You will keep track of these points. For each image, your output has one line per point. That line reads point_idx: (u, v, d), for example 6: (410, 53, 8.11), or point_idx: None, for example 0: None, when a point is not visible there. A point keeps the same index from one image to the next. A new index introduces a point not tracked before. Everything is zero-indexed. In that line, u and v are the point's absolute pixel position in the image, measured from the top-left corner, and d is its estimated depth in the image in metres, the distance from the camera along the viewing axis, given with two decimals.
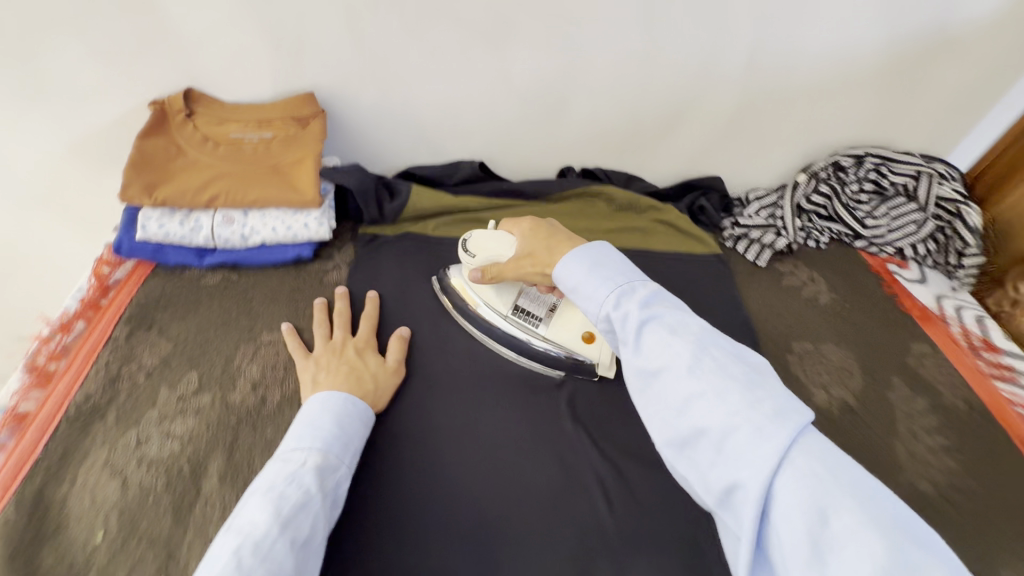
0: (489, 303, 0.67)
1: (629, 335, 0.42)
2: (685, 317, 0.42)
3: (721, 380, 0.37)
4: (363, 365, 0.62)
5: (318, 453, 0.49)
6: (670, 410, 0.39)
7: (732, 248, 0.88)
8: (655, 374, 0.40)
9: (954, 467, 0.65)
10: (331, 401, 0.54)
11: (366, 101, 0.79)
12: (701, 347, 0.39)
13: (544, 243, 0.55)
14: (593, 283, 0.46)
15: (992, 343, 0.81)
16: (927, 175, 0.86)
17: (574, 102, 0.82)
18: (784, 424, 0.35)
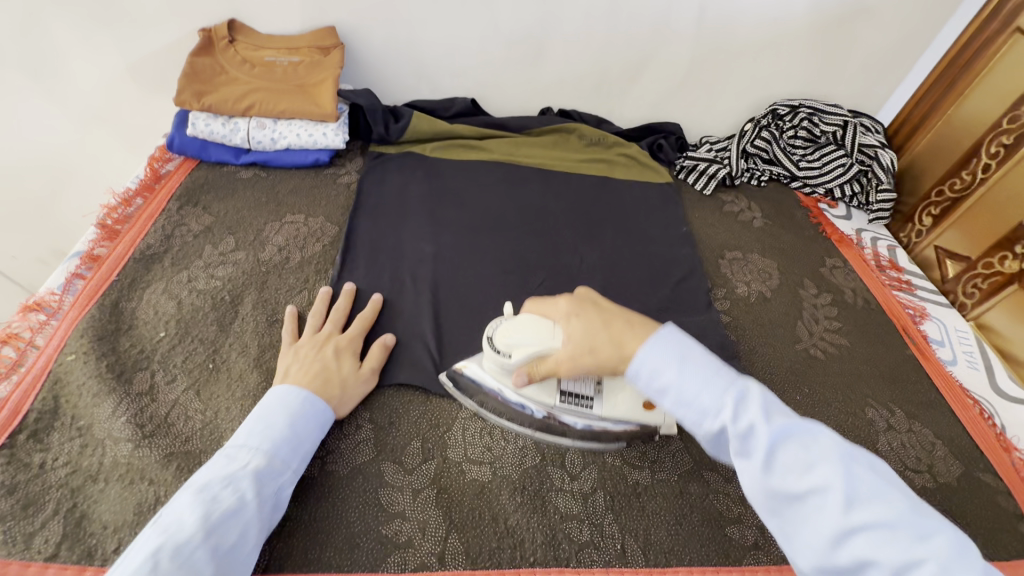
0: (533, 399, 0.58)
1: (756, 450, 0.42)
2: (809, 428, 0.43)
3: (873, 504, 0.39)
4: (334, 365, 0.60)
5: (262, 456, 0.49)
6: (825, 536, 0.39)
7: (683, 179, 1.04)
8: (800, 499, 0.41)
9: (844, 341, 0.79)
10: (287, 397, 0.54)
11: (378, 39, 0.94)
12: (845, 466, 0.40)
13: (608, 335, 0.52)
14: (699, 390, 0.46)
15: (897, 264, 0.96)
16: (852, 124, 1.02)
17: (553, 49, 0.98)
18: (960, 559, 0.36)
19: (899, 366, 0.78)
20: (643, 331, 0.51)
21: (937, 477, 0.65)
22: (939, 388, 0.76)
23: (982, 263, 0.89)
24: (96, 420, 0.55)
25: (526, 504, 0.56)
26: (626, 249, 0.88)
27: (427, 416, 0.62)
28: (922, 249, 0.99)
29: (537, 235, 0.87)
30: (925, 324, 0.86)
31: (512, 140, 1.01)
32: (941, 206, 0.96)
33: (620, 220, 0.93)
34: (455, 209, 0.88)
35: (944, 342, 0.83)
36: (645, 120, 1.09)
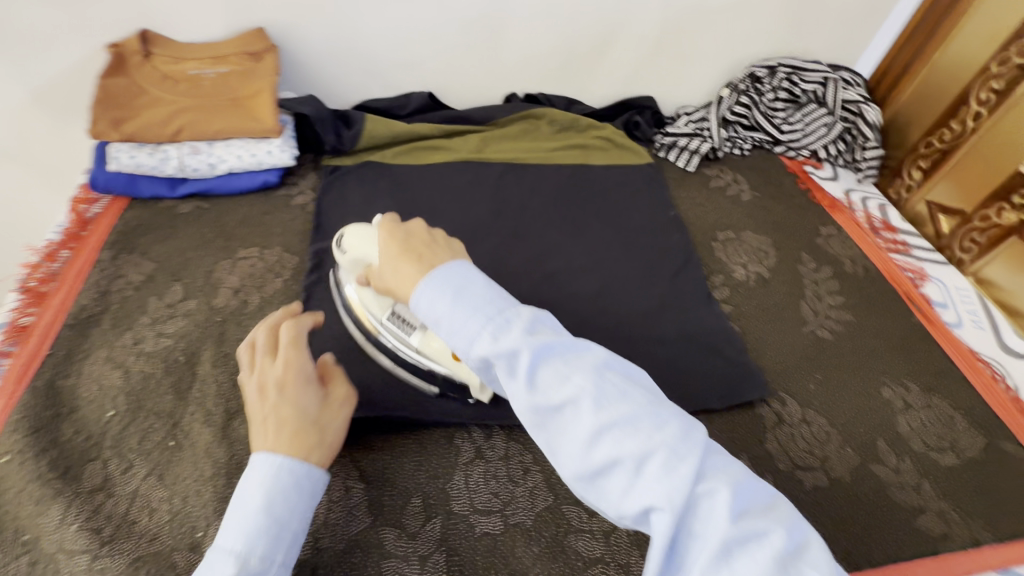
0: (367, 305, 0.59)
1: (519, 371, 0.37)
2: (574, 343, 0.39)
3: (622, 409, 0.35)
4: (301, 412, 0.47)
5: (237, 560, 0.40)
6: (577, 444, 0.35)
7: (665, 157, 0.98)
8: (559, 412, 0.36)
9: (849, 317, 0.76)
10: (258, 472, 0.43)
11: (316, 36, 0.84)
12: (599, 374, 0.37)
13: (392, 260, 0.47)
14: (458, 309, 0.40)
15: (890, 225, 0.92)
16: (833, 80, 0.97)
17: (510, 29, 0.89)
18: (689, 442, 0.35)
19: (908, 336, 0.75)
20: (430, 264, 0.44)
21: (962, 454, 0.63)
22: (952, 356, 0.73)
23: (980, 216, 0.85)
24: (46, 532, 0.48)
25: (545, 554, 0.51)
26: (615, 243, 0.82)
27: (424, 466, 0.56)
28: (915, 204, 0.95)
29: (520, 241, 0.80)
30: (926, 287, 0.83)
31: (478, 135, 0.92)
32: (930, 158, 0.92)
33: (604, 211, 0.87)
34: (425, 222, 0.81)
35: (948, 304, 0.81)
36: (617, 96, 1.02)
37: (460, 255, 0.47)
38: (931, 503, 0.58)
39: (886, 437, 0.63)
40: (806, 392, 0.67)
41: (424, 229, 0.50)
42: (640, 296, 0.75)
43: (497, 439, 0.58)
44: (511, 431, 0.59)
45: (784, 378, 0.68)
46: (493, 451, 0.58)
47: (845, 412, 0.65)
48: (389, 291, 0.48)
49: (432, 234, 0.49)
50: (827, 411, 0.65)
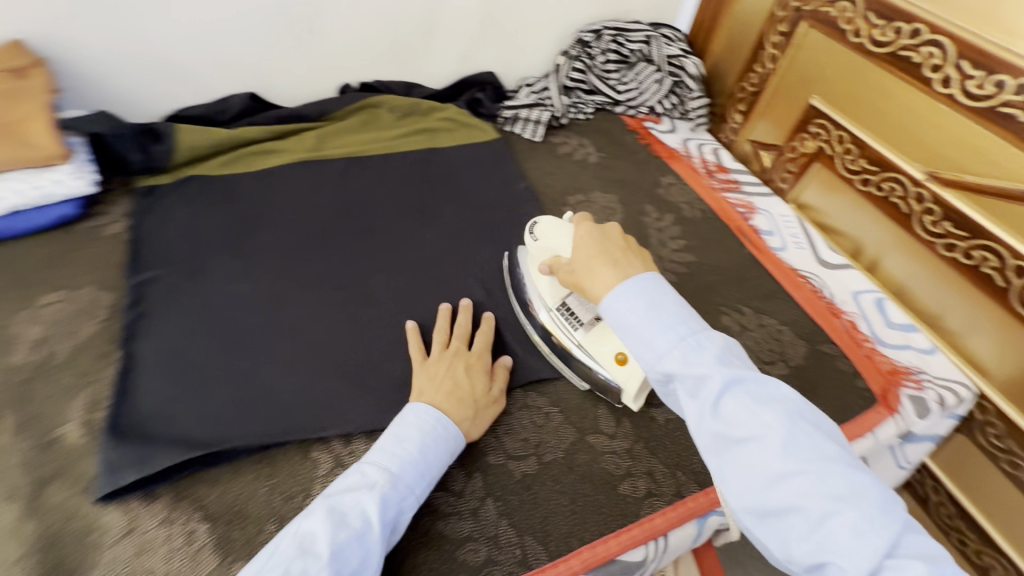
0: (541, 293, 0.65)
1: (704, 396, 0.41)
2: (766, 381, 0.42)
3: (818, 462, 0.38)
4: (468, 383, 0.59)
5: (388, 476, 0.49)
6: (756, 482, 0.39)
7: (512, 130, 0.98)
8: (738, 445, 0.40)
9: (691, 258, 0.82)
10: (416, 418, 0.53)
11: (95, 43, 0.75)
12: (791, 419, 0.39)
13: (590, 257, 0.51)
14: (652, 329, 0.45)
15: (722, 166, 1.00)
16: (655, 38, 1.02)
17: (323, 16, 0.84)
18: (891, 513, 0.36)
19: (742, 266, 0.82)
20: (627, 272, 0.49)
21: (789, 362, 0.71)
22: (776, 278, 0.81)
23: (789, 147, 0.94)
24: None
25: (412, 544, 0.51)
26: (469, 221, 0.81)
27: (278, 488, 0.53)
28: (742, 144, 1.04)
29: (369, 236, 0.77)
30: (755, 219, 0.91)
31: (313, 132, 0.88)
32: (745, 101, 1.01)
33: (455, 192, 0.86)
34: (263, 232, 0.75)
35: (774, 232, 0.89)
36: (456, 75, 1.01)
37: (649, 265, 0.52)
38: None
39: None
40: None
41: (619, 233, 0.55)
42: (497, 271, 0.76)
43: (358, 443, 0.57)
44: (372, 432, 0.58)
45: None
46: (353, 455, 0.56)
47: None
48: (578, 285, 0.53)
49: (626, 239, 0.54)
50: None
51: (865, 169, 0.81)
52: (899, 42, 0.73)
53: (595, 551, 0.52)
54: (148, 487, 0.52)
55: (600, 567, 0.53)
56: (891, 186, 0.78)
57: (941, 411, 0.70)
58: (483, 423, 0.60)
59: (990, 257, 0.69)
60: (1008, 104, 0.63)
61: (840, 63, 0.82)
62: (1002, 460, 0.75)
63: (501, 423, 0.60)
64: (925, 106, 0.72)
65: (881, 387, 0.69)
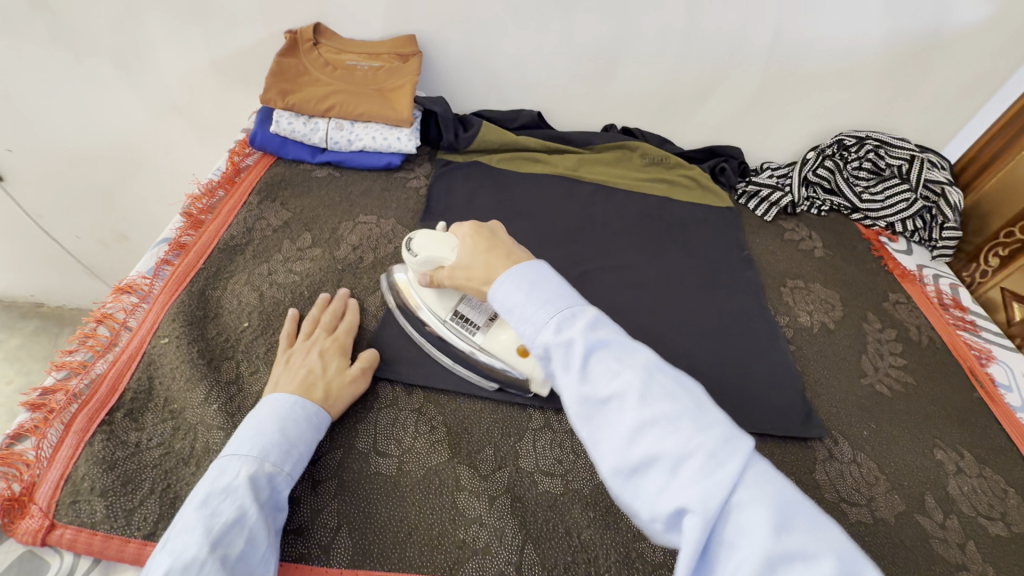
0: (430, 307, 0.65)
1: (574, 362, 0.42)
2: (626, 343, 0.43)
3: (667, 408, 0.39)
4: (323, 368, 0.60)
5: (253, 463, 0.48)
6: (621, 439, 0.39)
7: (745, 204, 1.04)
8: (606, 404, 0.41)
9: (909, 378, 0.78)
10: (277, 402, 0.54)
11: (455, 48, 0.96)
12: (648, 375, 0.41)
13: (481, 258, 0.55)
14: (532, 305, 0.47)
15: (960, 303, 0.94)
16: (918, 158, 1.00)
17: (623, 65, 0.98)
18: (730, 448, 0.37)
19: (966, 408, 0.76)
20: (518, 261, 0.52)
21: (1010, 525, 0.64)
22: (1011, 435, 0.74)
23: None
24: (190, 405, 0.57)
25: (599, 519, 0.56)
26: (689, 267, 0.88)
27: (498, 425, 0.62)
28: (987, 290, 0.98)
29: (603, 255, 0.88)
30: (991, 367, 0.84)
31: (577, 156, 1.02)
32: (1010, 247, 0.95)
33: (682, 241, 0.93)
34: (521, 221, 0.90)
35: (1012, 387, 0.82)
36: (707, 141, 1.10)
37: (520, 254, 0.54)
38: (974, 563, 0.60)
39: (934, 494, 0.65)
40: (858, 436, 0.70)
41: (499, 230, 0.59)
42: (708, 319, 0.81)
43: (566, 415, 0.64)
44: None
45: (836, 417, 0.72)
46: (561, 423, 0.63)
47: (896, 462, 0.68)
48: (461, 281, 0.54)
49: (500, 234, 0.58)
50: (879, 459, 0.68)
51: None
52: None
53: None
54: (408, 381, 0.64)
55: None
56: None
57: None
58: None
59: None
60: None
61: None
62: None
63: None
64: None
65: None
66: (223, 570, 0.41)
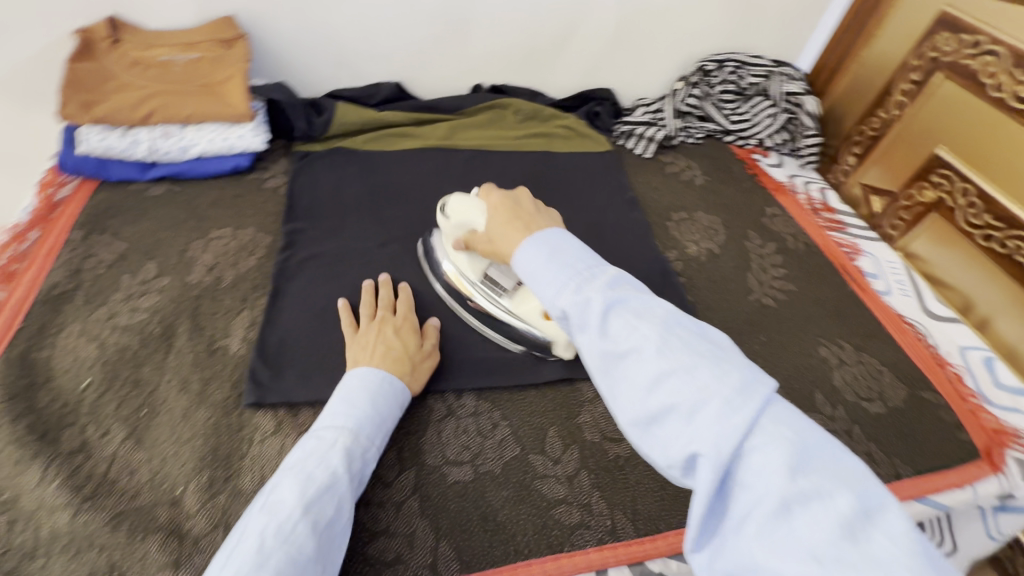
0: (462, 269, 0.66)
1: (590, 318, 0.37)
2: (649, 299, 0.37)
3: (689, 361, 0.33)
4: (399, 342, 0.61)
5: (349, 433, 0.50)
6: (639, 390, 0.34)
7: (624, 145, 1.04)
8: (622, 357, 0.35)
9: (790, 287, 0.83)
10: (368, 377, 0.55)
11: (287, 26, 0.86)
12: (668, 328, 0.35)
13: (501, 227, 0.51)
14: (548, 269, 0.41)
15: (829, 205, 1.00)
16: (774, 73, 1.05)
17: (475, 20, 0.93)
18: (748, 396, 0.32)
19: (844, 303, 0.82)
20: (533, 232, 0.47)
21: (886, 402, 0.70)
22: (880, 319, 0.80)
23: (906, 194, 0.93)
24: (25, 490, 0.49)
25: (512, 497, 0.55)
26: (577, 220, 0.87)
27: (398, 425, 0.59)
28: (851, 187, 1.04)
29: None
30: (860, 260, 0.91)
31: (447, 124, 0.96)
32: (862, 144, 1.01)
33: (567, 194, 0.92)
34: (398, 204, 0.84)
35: (879, 275, 0.89)
36: (578, 88, 1.08)
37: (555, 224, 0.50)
38: (860, 445, 0.65)
39: (822, 390, 0.70)
40: (751, 351, 0.74)
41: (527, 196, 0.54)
42: None
43: (468, 399, 0.63)
44: (481, 392, 0.63)
45: (731, 337, 0.75)
46: (463, 408, 0.62)
47: (786, 369, 0.72)
48: (496, 251, 0.52)
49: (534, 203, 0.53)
50: (771, 367, 0.72)
51: (988, 225, 0.80)
52: None
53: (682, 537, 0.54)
54: (291, 401, 0.59)
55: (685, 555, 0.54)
56: (1017, 244, 0.76)
57: None
58: (582, 402, 0.64)
59: None
60: None
61: (974, 121, 0.81)
62: None
63: (598, 404, 0.64)
64: None
65: (985, 443, 0.68)
66: (313, 532, 0.42)
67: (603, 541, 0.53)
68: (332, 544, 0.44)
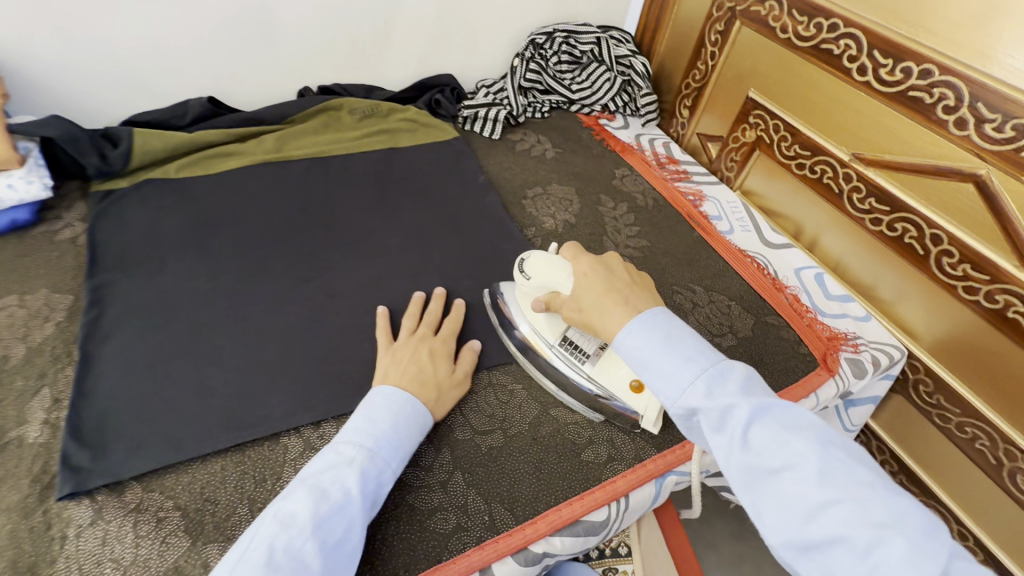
0: (539, 330, 0.64)
1: (731, 426, 0.44)
2: (794, 411, 0.44)
3: (852, 487, 0.39)
4: (432, 368, 0.60)
5: (366, 453, 0.49)
6: (793, 508, 0.40)
7: (471, 129, 1.02)
8: (773, 474, 0.42)
9: (645, 243, 0.86)
10: (393, 399, 0.54)
11: (47, 46, 0.75)
12: (821, 449, 0.41)
13: (600, 299, 0.55)
14: (674, 364, 0.49)
15: (673, 158, 1.05)
16: (603, 39, 1.07)
17: (279, 17, 0.86)
18: (933, 540, 0.36)
19: (693, 249, 0.87)
20: (636, 312, 0.53)
21: (736, 334, 0.75)
22: (726, 258, 0.86)
23: (732, 137, 1.00)
24: None
25: (381, 518, 0.52)
26: (430, 214, 0.85)
27: (247, 475, 0.54)
28: (690, 138, 1.10)
29: (332, 235, 0.79)
30: (704, 206, 0.96)
31: (274, 134, 0.89)
32: (690, 96, 1.07)
33: (416, 189, 0.88)
34: (227, 230, 0.76)
35: (722, 217, 0.95)
36: (415, 77, 1.04)
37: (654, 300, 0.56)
38: None
39: None
40: None
41: (621, 264, 0.59)
42: (459, 259, 0.78)
43: (328, 426, 0.59)
44: (341, 417, 0.60)
45: None
46: (323, 438, 0.58)
47: None
48: (588, 322, 0.56)
49: (628, 272, 0.58)
50: None
51: (799, 154, 0.87)
52: (820, 36, 0.80)
53: (560, 513, 0.55)
54: (110, 481, 0.52)
55: (565, 529, 0.55)
56: (821, 168, 0.84)
57: (877, 371, 0.76)
58: None
59: (910, 228, 0.75)
60: (914, 88, 0.70)
61: (772, 61, 0.89)
62: (934, 415, 0.80)
63: (467, 400, 0.63)
64: (846, 92, 0.78)
65: (822, 351, 0.75)
66: (319, 550, 0.42)
67: (482, 539, 0.52)
68: (342, 566, 0.44)
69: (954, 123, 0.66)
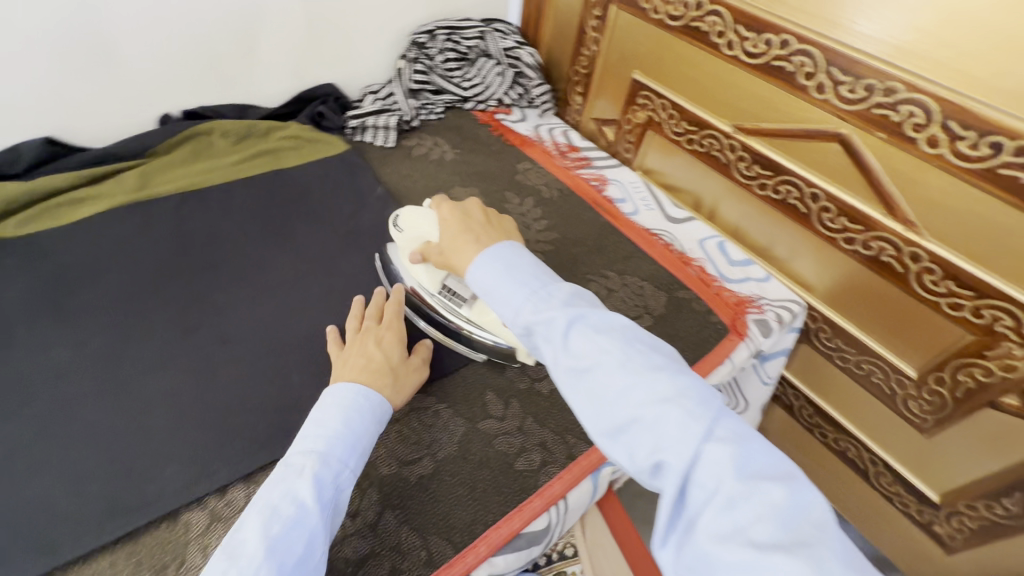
0: (418, 281, 0.64)
1: (555, 337, 0.43)
2: (606, 314, 0.44)
3: (647, 373, 0.40)
4: (382, 357, 0.57)
5: (317, 458, 0.46)
6: (602, 396, 0.41)
7: (362, 140, 0.97)
8: (588, 372, 0.42)
9: (555, 236, 0.86)
10: (342, 395, 0.51)
11: None
12: (628, 344, 0.42)
13: (456, 236, 0.56)
14: (510, 284, 0.48)
15: (573, 146, 1.05)
16: (487, 33, 1.05)
17: (119, 39, 0.77)
18: (705, 406, 0.38)
19: (601, 234, 0.88)
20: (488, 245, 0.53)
21: (651, 313, 0.78)
22: (634, 240, 0.88)
23: (625, 119, 1.02)
24: None
25: None
26: (328, 237, 0.79)
27: (145, 564, 0.48)
28: (586, 123, 1.11)
29: (219, 276, 0.71)
30: (608, 190, 0.98)
31: (135, 171, 0.79)
32: (581, 83, 1.08)
33: (309, 211, 0.82)
34: (89, 288, 0.67)
35: (626, 199, 0.97)
36: (294, 90, 0.97)
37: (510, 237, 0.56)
38: None
39: None
40: None
41: (482, 207, 0.59)
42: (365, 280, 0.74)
43: (236, 490, 0.53)
44: (251, 477, 0.54)
45: None
46: (232, 504, 0.53)
47: None
48: (449, 264, 0.56)
49: (486, 213, 0.58)
50: None
51: (687, 130, 0.91)
52: (688, 15, 0.82)
53: (500, 531, 0.53)
54: None
55: (507, 545, 0.54)
56: (708, 141, 0.88)
57: (781, 328, 0.80)
58: None
59: (792, 189, 0.79)
60: (777, 58, 0.73)
61: (649, 42, 0.90)
62: (836, 357, 0.86)
63: (389, 432, 0.59)
64: (718, 66, 0.81)
65: (731, 318, 0.78)
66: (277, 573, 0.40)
67: None
68: None
69: (814, 88, 0.71)
